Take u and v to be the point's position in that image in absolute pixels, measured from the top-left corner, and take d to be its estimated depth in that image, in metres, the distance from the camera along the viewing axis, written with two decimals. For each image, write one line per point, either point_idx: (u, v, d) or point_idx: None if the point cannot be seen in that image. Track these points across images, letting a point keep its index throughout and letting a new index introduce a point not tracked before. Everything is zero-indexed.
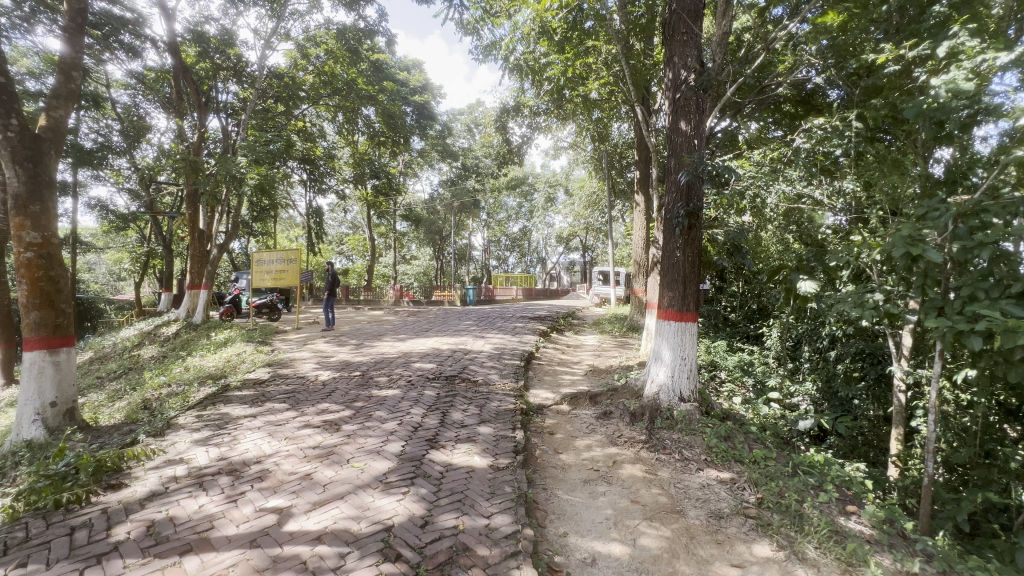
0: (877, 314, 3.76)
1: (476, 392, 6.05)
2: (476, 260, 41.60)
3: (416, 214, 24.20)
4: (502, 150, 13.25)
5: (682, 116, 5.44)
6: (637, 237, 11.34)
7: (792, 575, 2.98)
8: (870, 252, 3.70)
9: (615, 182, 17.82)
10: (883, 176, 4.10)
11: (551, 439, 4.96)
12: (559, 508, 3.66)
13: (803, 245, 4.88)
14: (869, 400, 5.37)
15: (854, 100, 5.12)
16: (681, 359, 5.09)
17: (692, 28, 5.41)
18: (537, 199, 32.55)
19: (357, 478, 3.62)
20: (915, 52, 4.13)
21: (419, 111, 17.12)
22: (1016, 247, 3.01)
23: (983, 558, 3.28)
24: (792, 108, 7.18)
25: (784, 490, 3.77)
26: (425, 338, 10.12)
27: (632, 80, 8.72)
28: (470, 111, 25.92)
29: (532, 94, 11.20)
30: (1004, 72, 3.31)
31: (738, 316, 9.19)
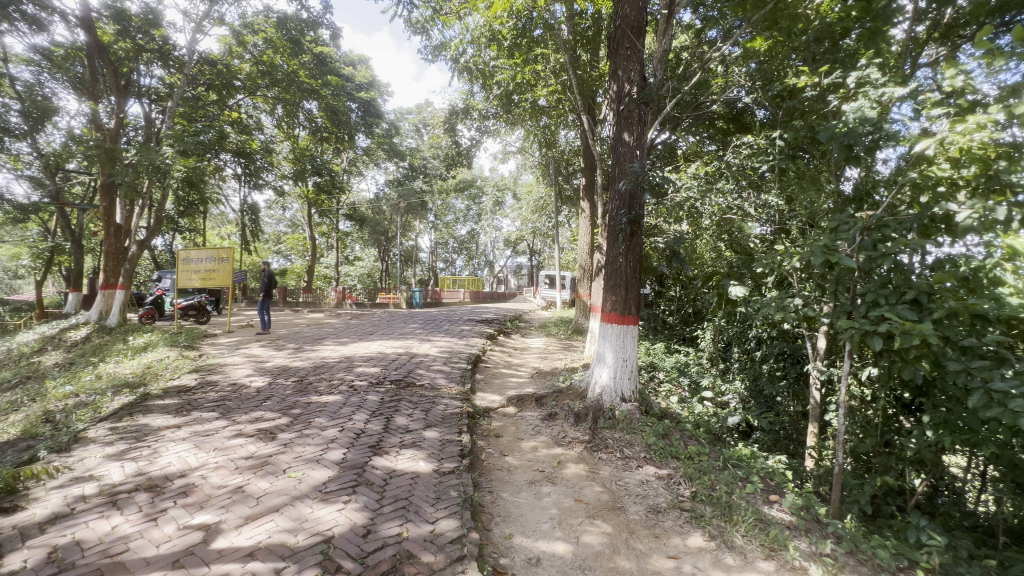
0: (796, 317, 4.13)
1: (422, 397, 5.95)
2: (423, 261, 40.95)
3: (361, 213, 23.48)
4: (450, 153, 13.17)
5: (626, 127, 5.65)
6: (583, 243, 11.64)
7: (721, 563, 3.17)
8: (792, 260, 4.07)
9: (562, 189, 18.22)
10: (803, 192, 4.48)
11: (498, 441, 4.98)
12: (505, 510, 3.69)
13: (734, 253, 5.23)
14: (790, 397, 5.78)
15: (778, 120, 5.55)
16: (622, 361, 5.28)
17: (635, 44, 5.62)
18: (485, 203, 32.60)
19: (294, 488, 3.45)
20: (831, 79, 4.53)
21: (366, 108, 16.63)
22: (910, 259, 3.43)
23: (883, 536, 3.67)
24: (725, 124, 7.64)
25: (715, 483, 4.02)
26: (369, 342, 9.82)
27: (579, 90, 8.98)
28: (419, 110, 25.55)
29: (481, 98, 11.24)
30: (901, 104, 3.74)
31: (675, 319, 9.68)
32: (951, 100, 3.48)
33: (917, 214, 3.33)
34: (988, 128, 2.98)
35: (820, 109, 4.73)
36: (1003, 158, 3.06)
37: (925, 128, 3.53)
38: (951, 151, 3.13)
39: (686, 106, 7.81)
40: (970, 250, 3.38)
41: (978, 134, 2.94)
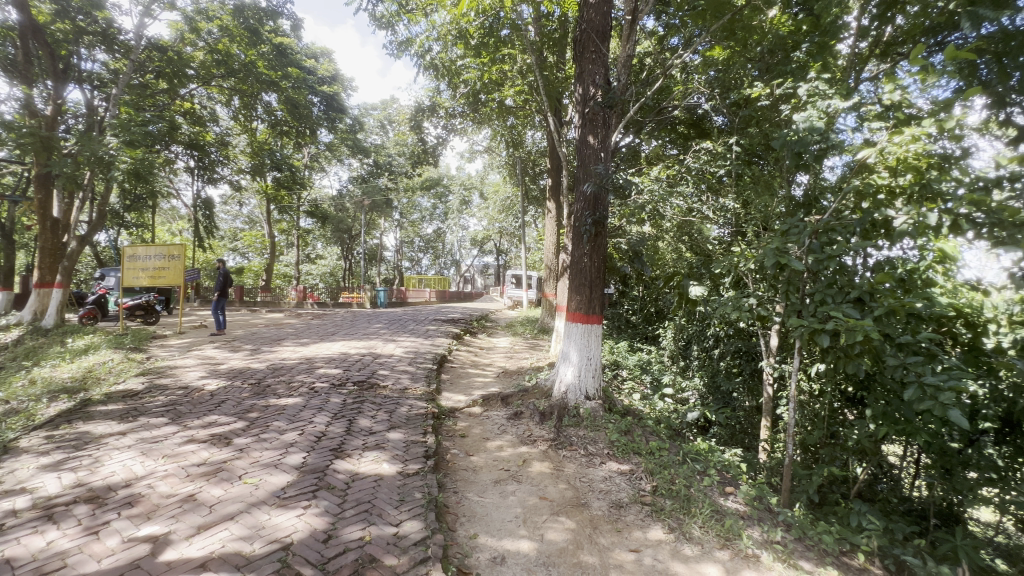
0: (751, 315, 4.33)
1: (386, 398, 5.85)
2: (387, 260, 40.22)
3: (323, 210, 22.82)
4: (416, 150, 12.98)
5: (591, 130, 5.75)
6: (548, 243, 11.73)
7: (680, 554, 3.28)
8: (747, 261, 4.26)
9: (529, 189, 18.31)
10: (757, 197, 4.68)
11: (463, 442, 4.96)
12: (470, 510, 3.68)
13: (694, 254, 5.42)
14: (745, 393, 6.02)
15: (735, 126, 5.76)
16: (587, 360, 5.37)
17: (600, 48, 5.72)
18: (452, 202, 32.33)
19: (251, 495, 3.32)
20: (784, 90, 4.74)
21: (328, 102, 16.18)
22: (853, 261, 3.66)
23: (828, 523, 3.90)
24: (686, 129, 7.89)
25: (675, 477, 4.14)
26: (331, 342, 9.57)
27: (545, 91, 9.05)
28: (384, 107, 25.05)
29: (448, 96, 11.15)
30: (847, 115, 3.97)
31: (638, 318, 9.93)
32: (890, 113, 3.72)
33: (859, 219, 3.55)
34: (922, 140, 3.22)
35: (773, 118, 4.95)
36: (935, 168, 3.29)
37: (868, 139, 3.76)
38: (890, 160, 3.35)
39: (649, 110, 8.02)
40: (906, 253, 3.63)
41: (913, 145, 3.17)
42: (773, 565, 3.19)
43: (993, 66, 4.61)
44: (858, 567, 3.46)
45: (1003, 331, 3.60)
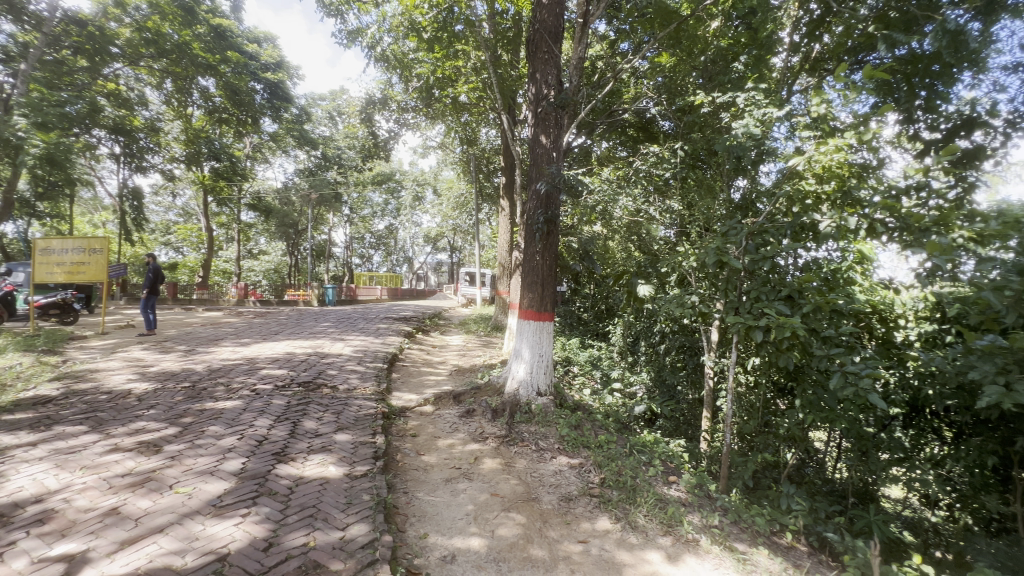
0: (693, 312, 4.54)
1: (333, 399, 5.66)
2: (337, 256, 38.86)
3: (267, 203, 21.71)
4: (367, 144, 12.59)
5: (543, 129, 5.82)
6: (502, 241, 11.76)
7: (625, 543, 3.40)
8: (690, 261, 4.47)
9: (483, 186, 18.24)
10: (701, 200, 4.91)
11: (414, 441, 4.88)
12: (420, 509, 3.64)
13: (642, 254, 5.60)
14: (688, 386, 6.26)
15: (679, 131, 6.01)
16: (538, 357, 5.44)
17: (553, 49, 5.81)
18: (404, 197, 31.65)
19: (183, 505, 3.12)
20: (724, 98, 5.00)
21: (272, 90, 15.39)
22: (784, 261, 3.93)
23: (761, 506, 4.17)
24: (635, 132, 8.14)
25: (622, 468, 4.28)
26: (274, 342, 9.14)
27: (499, 89, 9.06)
28: (333, 97, 24.11)
29: (400, 89, 10.91)
30: (780, 124, 4.25)
31: (590, 315, 10.18)
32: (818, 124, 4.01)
33: (790, 221, 3.81)
34: (845, 150, 3.51)
35: (715, 125, 5.21)
36: (855, 176, 3.59)
37: (798, 147, 4.04)
38: (816, 167, 3.62)
39: (600, 112, 8.22)
40: (831, 254, 3.92)
41: (837, 154, 3.44)
42: (711, 548, 3.37)
43: (903, 86, 5.09)
44: (786, 545, 3.74)
45: (910, 325, 3.98)
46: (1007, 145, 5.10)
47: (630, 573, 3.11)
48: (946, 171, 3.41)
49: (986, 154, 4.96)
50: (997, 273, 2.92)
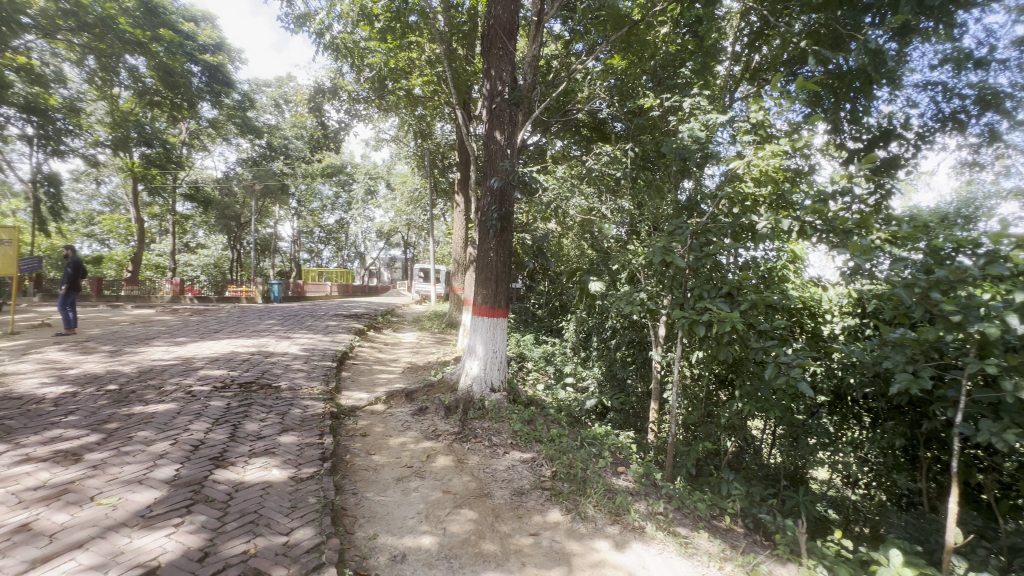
0: (641, 308, 4.68)
1: (278, 399, 5.41)
2: (283, 251, 37.14)
3: (206, 193, 20.39)
4: (316, 135, 12.05)
5: (497, 126, 5.81)
6: (457, 237, 11.66)
7: (574, 533, 3.48)
8: (639, 259, 4.63)
9: (437, 182, 17.96)
10: (650, 200, 5.08)
11: (364, 441, 4.77)
12: (369, 510, 3.56)
13: (595, 252, 5.71)
14: (637, 379, 6.42)
15: (631, 132, 6.18)
16: (492, 353, 5.44)
17: (507, 46, 5.81)
18: (355, 191, 30.60)
19: (106, 517, 2.89)
20: (671, 102, 5.19)
21: (211, 73, 14.41)
22: (725, 260, 4.15)
23: (702, 492, 4.39)
24: (588, 133, 8.31)
25: (573, 461, 4.37)
26: (213, 341, 8.62)
27: (454, 83, 8.95)
28: (279, 84, 22.88)
29: (351, 78, 10.52)
30: (722, 130, 4.49)
31: (544, 312, 10.32)
32: (756, 130, 4.26)
33: (731, 221, 4.01)
34: (779, 156, 3.75)
35: (663, 128, 5.42)
36: (788, 181, 3.84)
37: (738, 151, 4.27)
38: (755, 171, 3.86)
39: (554, 111, 8.33)
40: (767, 254, 4.18)
41: (772, 159, 3.67)
42: (656, 534, 3.50)
43: (832, 99, 5.51)
44: (725, 527, 3.97)
45: (836, 320, 4.31)
46: (918, 156, 5.65)
47: (579, 562, 3.19)
48: (866, 179, 3.70)
49: (900, 163, 5.49)
50: (908, 272, 3.22)
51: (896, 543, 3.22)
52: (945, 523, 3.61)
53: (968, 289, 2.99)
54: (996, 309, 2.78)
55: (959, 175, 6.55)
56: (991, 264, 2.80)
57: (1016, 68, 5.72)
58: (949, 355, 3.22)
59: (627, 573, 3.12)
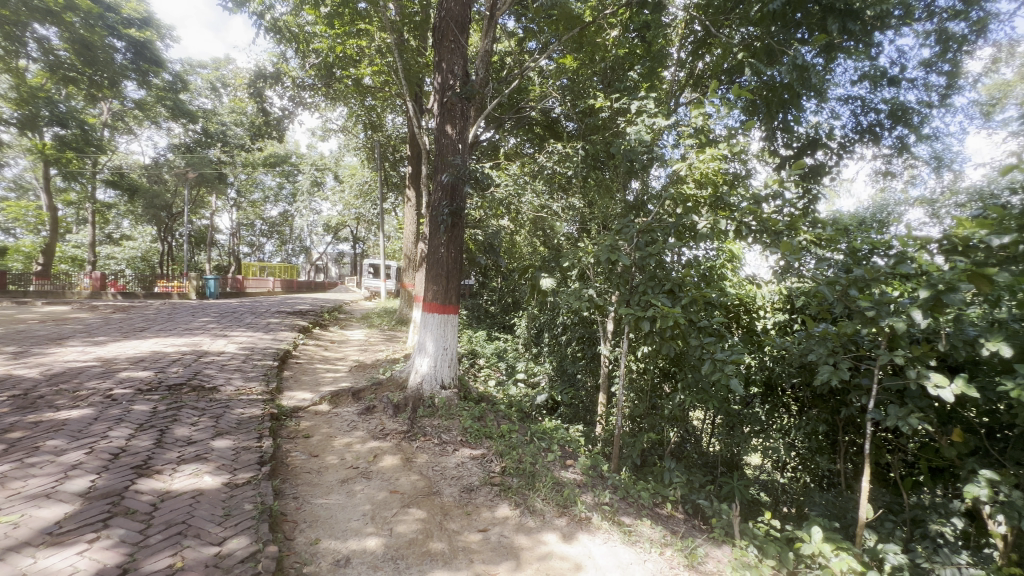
0: (590, 304, 4.78)
1: (211, 402, 5.09)
2: (221, 244, 34.92)
3: (132, 180, 18.78)
4: (256, 121, 11.33)
5: (449, 120, 5.74)
6: (408, 232, 11.41)
7: (522, 527, 3.52)
8: (587, 256, 4.73)
9: (388, 175, 17.50)
10: (599, 199, 5.19)
11: (307, 443, 4.58)
12: (311, 514, 3.43)
13: (546, 249, 5.75)
14: (587, 374, 6.52)
15: (582, 132, 6.26)
16: (442, 350, 5.38)
17: (459, 39, 5.75)
18: (300, 182, 29.18)
19: (6, 537, 2.61)
20: (620, 104, 5.32)
21: (137, 50, 12.91)
22: (669, 258, 4.30)
23: (646, 481, 4.56)
24: (541, 131, 8.36)
25: (522, 456, 4.40)
26: (139, 340, 7.97)
27: (405, 75, 8.71)
28: (216, 66, 21.35)
29: (296, 64, 10.01)
30: (667, 133, 4.66)
31: (496, 308, 10.35)
32: (698, 135, 4.44)
33: (674, 221, 4.16)
34: (718, 159, 3.93)
35: (612, 128, 5.56)
36: (727, 183, 4.04)
37: (682, 154, 4.44)
38: (696, 173, 4.03)
39: (507, 108, 8.34)
40: (707, 253, 4.36)
41: (712, 162, 3.84)
42: (602, 524, 3.60)
43: (768, 107, 5.84)
44: (667, 514, 4.15)
45: (768, 315, 4.58)
46: (840, 165, 6.12)
47: (527, 555, 3.23)
48: (796, 183, 3.95)
49: (825, 170, 5.94)
50: (831, 270, 3.48)
51: (817, 521, 3.49)
52: (859, 500, 3.95)
53: (881, 286, 3.26)
54: (904, 305, 3.07)
55: (875, 182, 7.16)
56: (900, 264, 3.09)
57: (922, 87, 6.33)
58: (864, 347, 3.52)
59: (573, 563, 3.19)
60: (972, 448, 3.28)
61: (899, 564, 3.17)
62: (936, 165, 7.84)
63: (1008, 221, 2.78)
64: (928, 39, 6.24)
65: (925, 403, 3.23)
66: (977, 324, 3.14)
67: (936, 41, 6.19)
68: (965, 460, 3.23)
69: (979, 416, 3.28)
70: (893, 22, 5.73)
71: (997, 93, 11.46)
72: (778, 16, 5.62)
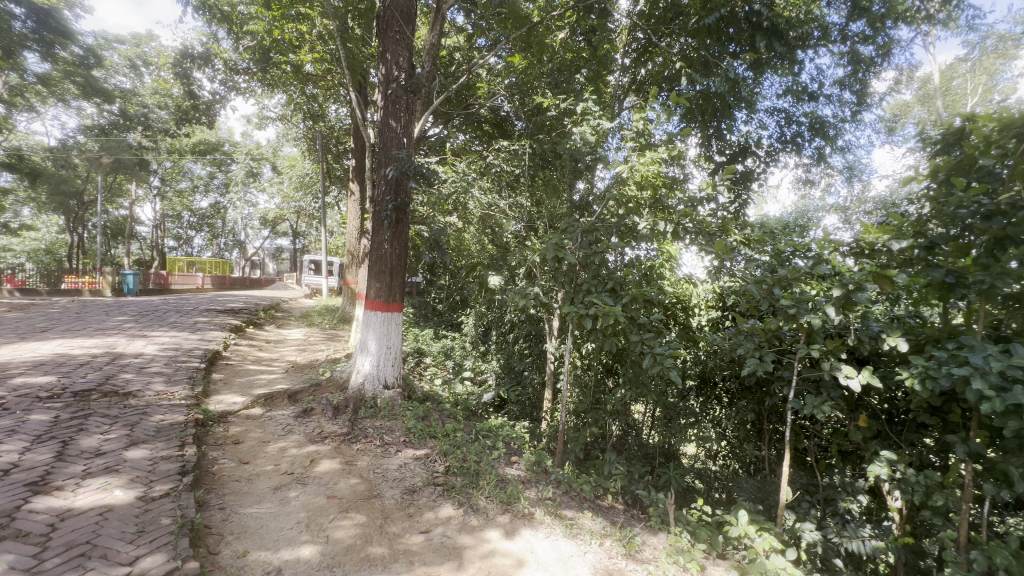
0: (535, 302, 4.81)
1: (126, 408, 4.66)
2: (142, 236, 32.05)
3: (34, 164, 16.83)
4: (182, 105, 10.47)
5: (393, 113, 5.58)
6: (351, 228, 11.02)
7: (465, 526, 3.50)
8: (533, 254, 4.78)
9: (331, 167, 16.81)
10: (547, 198, 5.24)
11: (237, 449, 4.30)
12: (240, 525, 3.23)
13: (494, 246, 5.71)
14: (534, 371, 6.55)
15: (530, 130, 6.30)
16: (386, 349, 5.23)
17: (404, 30, 5.59)
18: (233, 172, 27.35)
19: None
20: (567, 105, 5.41)
21: (40, 18, 11.61)
22: (612, 257, 4.41)
23: (589, 474, 4.67)
24: (490, 128, 8.35)
25: (467, 455, 4.37)
26: (40, 341, 7.16)
27: (348, 65, 8.41)
28: (137, 42, 19.55)
29: (228, 45, 9.38)
30: (611, 136, 4.80)
31: (444, 306, 10.26)
32: (640, 138, 4.59)
33: (616, 221, 4.28)
34: (658, 162, 4.08)
35: (559, 128, 5.64)
36: (665, 186, 4.19)
37: (624, 157, 4.58)
38: (637, 175, 4.16)
39: (455, 104, 8.24)
40: (647, 253, 4.51)
41: (652, 164, 3.99)
42: (544, 518, 3.64)
43: (704, 115, 6.14)
44: (607, 505, 4.28)
45: (702, 312, 4.82)
46: (767, 172, 6.57)
47: (470, 555, 3.21)
48: (728, 189, 4.19)
49: (753, 176, 6.36)
50: (758, 270, 3.71)
51: (744, 505, 3.73)
52: (780, 483, 4.26)
53: (801, 285, 3.52)
54: (819, 303, 3.33)
55: (797, 190, 7.75)
56: (816, 265, 3.37)
57: (837, 103, 6.92)
58: (786, 342, 3.77)
59: (516, 559, 3.21)
60: (875, 432, 3.61)
61: (813, 541, 3.45)
62: (848, 174, 8.62)
63: (906, 227, 3.10)
64: (842, 59, 6.82)
65: (837, 392, 3.51)
66: (880, 319, 3.45)
67: (848, 62, 6.78)
68: (870, 443, 3.55)
69: (881, 403, 3.61)
70: (812, 42, 6.22)
71: (896, 113, 12.80)
72: (712, 30, 5.91)
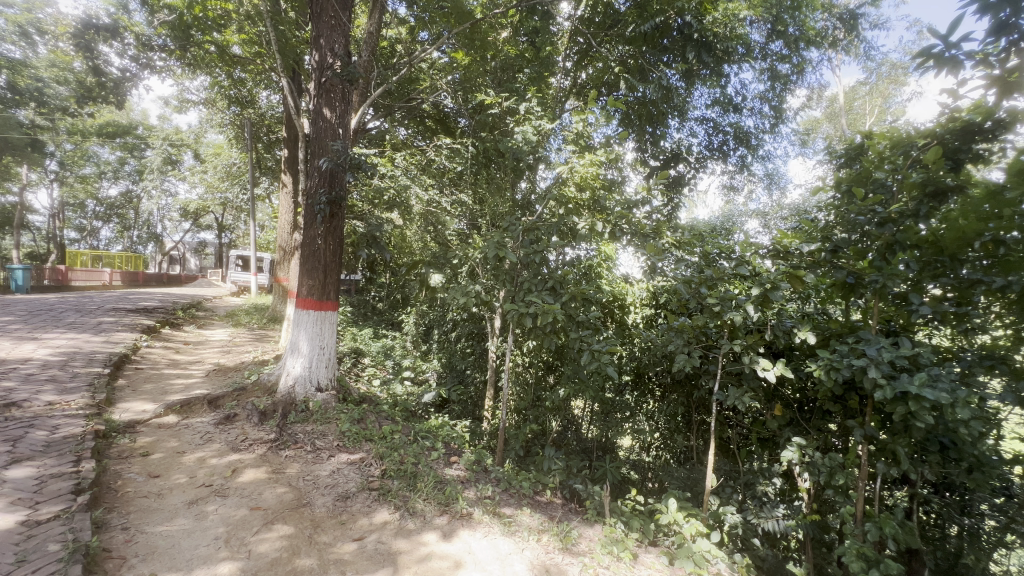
0: (477, 300, 4.76)
1: (7, 422, 4.10)
2: (35, 226, 28.35)
3: None
4: (85, 82, 9.35)
5: (327, 102, 5.32)
6: (283, 222, 10.42)
7: (401, 530, 3.41)
8: (475, 253, 4.74)
9: (261, 158, 15.81)
10: (490, 196, 5.22)
11: (145, 462, 3.92)
12: (147, 545, 2.94)
13: (435, 244, 5.59)
14: (476, 369, 6.50)
15: (473, 128, 6.27)
16: (318, 349, 4.99)
17: (340, 16, 5.34)
18: (148, 158, 24.93)
19: None
20: (510, 104, 5.40)
21: None
22: (552, 256, 4.45)
23: (528, 471, 4.71)
24: (432, 124, 8.21)
25: (404, 457, 4.26)
26: None
27: (279, 49, 7.94)
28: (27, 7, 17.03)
29: (141, 19, 8.49)
30: (553, 137, 4.87)
31: (385, 305, 10.01)
32: (579, 140, 4.66)
33: (556, 221, 4.33)
34: (597, 164, 4.17)
35: (501, 127, 5.63)
36: (604, 189, 4.31)
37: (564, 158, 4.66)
38: (577, 177, 4.23)
39: (396, 97, 8.03)
40: (587, 252, 4.60)
41: (592, 166, 4.08)
42: (483, 518, 3.62)
43: (640, 121, 6.41)
44: (546, 501, 4.34)
45: (637, 309, 4.97)
46: (697, 178, 6.97)
47: (405, 560, 3.13)
48: (662, 192, 4.35)
49: (685, 182, 6.74)
50: (687, 270, 3.91)
51: (674, 494, 3.91)
52: (706, 472, 4.62)
53: (726, 284, 3.75)
54: (741, 301, 3.57)
55: (723, 195, 8.26)
56: (738, 266, 3.60)
57: (758, 116, 7.46)
58: (712, 338, 3.99)
59: (453, 561, 3.17)
60: (788, 419, 3.92)
61: (734, 523, 3.70)
62: (767, 182, 9.33)
63: (816, 233, 3.38)
64: (762, 75, 7.36)
65: (757, 384, 3.78)
66: (793, 316, 3.74)
67: (768, 79, 7.34)
68: (783, 430, 3.85)
69: (794, 393, 3.92)
70: (738, 58, 6.67)
71: (807, 129, 14.03)
72: (648, 38, 6.12)
